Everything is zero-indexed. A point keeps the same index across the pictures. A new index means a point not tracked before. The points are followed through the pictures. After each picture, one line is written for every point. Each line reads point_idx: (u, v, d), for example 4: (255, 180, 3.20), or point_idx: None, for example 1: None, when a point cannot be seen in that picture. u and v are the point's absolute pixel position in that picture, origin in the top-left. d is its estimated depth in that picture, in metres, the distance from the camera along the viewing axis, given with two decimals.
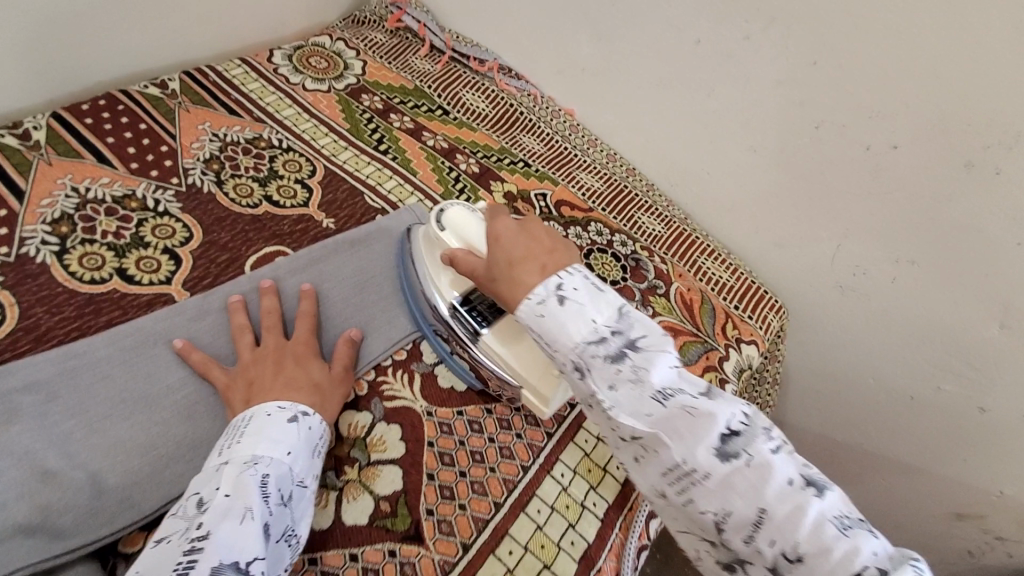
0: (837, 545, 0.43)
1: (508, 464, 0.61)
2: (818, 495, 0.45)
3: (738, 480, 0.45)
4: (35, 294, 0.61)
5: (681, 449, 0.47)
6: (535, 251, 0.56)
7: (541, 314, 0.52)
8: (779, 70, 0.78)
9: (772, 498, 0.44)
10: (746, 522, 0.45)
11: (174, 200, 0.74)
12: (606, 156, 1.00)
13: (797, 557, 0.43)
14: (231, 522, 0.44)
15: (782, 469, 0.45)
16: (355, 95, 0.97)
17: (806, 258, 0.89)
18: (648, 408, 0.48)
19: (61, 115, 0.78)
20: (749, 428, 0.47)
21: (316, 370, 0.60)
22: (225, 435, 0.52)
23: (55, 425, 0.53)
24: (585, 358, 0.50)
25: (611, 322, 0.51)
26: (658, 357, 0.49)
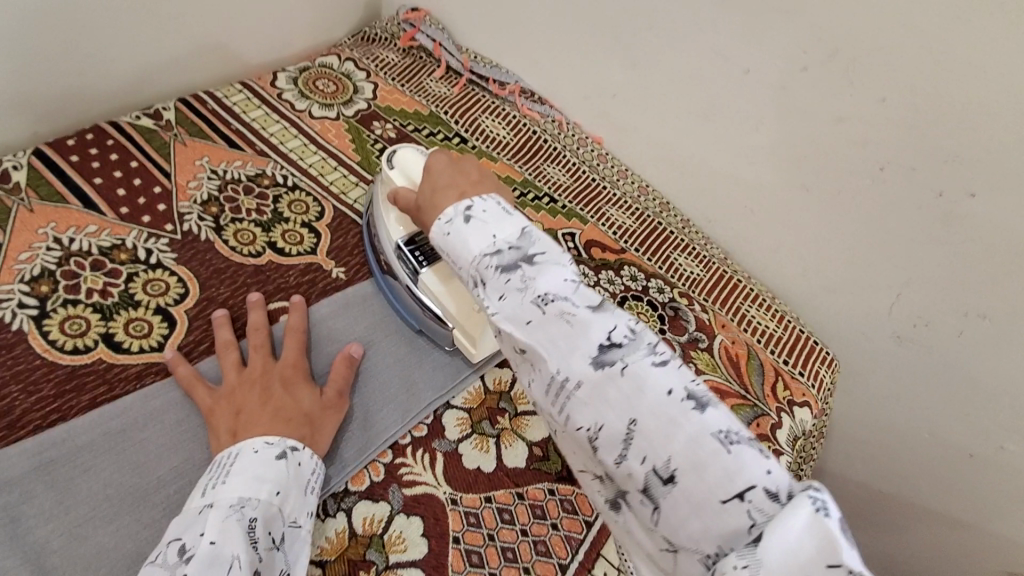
0: (712, 462, 0.37)
1: (544, 563, 0.54)
2: (700, 412, 0.39)
3: (609, 390, 0.41)
4: (9, 369, 0.54)
5: (558, 360, 0.43)
6: (458, 179, 0.56)
7: (446, 230, 0.51)
8: (837, 105, 0.70)
9: (643, 409, 0.39)
10: (617, 437, 0.40)
11: (168, 248, 0.67)
12: (637, 189, 0.92)
13: (670, 477, 0.38)
14: (217, 572, 0.42)
15: (662, 382, 0.40)
16: (366, 122, 0.90)
17: (862, 307, 0.81)
18: (528, 314, 0.44)
19: (43, 153, 0.71)
20: (634, 340, 0.42)
21: (306, 398, 0.56)
22: (208, 474, 0.49)
23: (30, 532, 0.47)
24: (481, 271, 0.48)
25: (509, 237, 0.49)
26: (551, 271, 0.46)
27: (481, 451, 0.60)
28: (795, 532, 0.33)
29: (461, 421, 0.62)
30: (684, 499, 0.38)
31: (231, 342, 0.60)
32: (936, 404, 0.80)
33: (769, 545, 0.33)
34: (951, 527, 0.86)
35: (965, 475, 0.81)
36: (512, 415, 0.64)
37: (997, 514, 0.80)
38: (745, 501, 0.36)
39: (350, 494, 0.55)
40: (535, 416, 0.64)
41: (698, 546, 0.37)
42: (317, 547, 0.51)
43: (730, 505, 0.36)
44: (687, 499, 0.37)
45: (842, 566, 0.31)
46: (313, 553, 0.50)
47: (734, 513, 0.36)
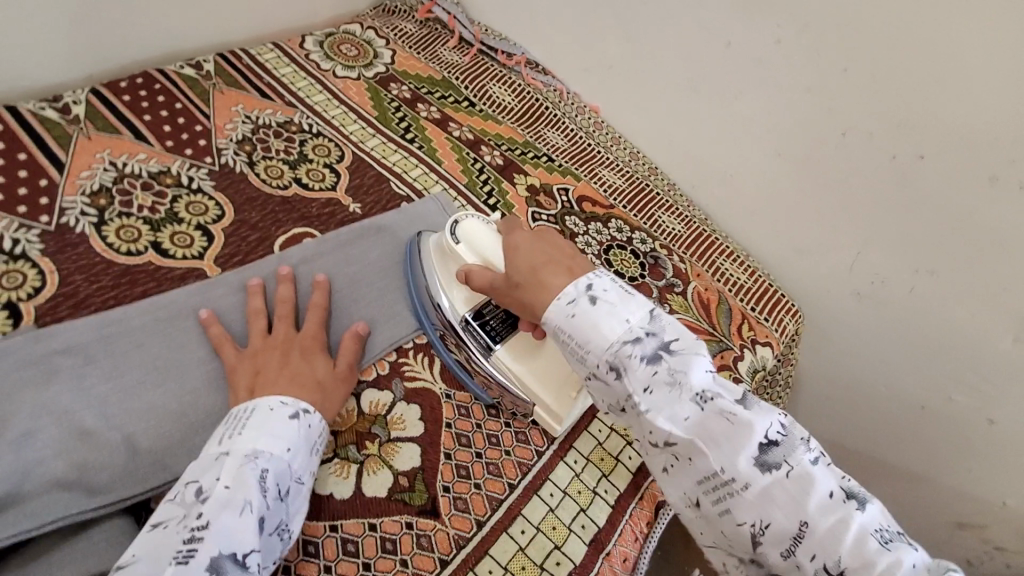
0: (882, 562, 0.41)
1: (523, 448, 0.63)
2: (859, 508, 0.43)
3: (775, 490, 0.44)
4: (74, 263, 0.63)
5: (719, 458, 0.45)
6: (557, 255, 0.57)
7: (572, 314, 0.51)
8: (808, 75, 0.78)
9: (812, 510, 0.43)
10: (785, 534, 0.43)
11: (207, 177, 0.76)
12: (629, 154, 1.00)
13: (841, 574, 0.42)
14: (230, 515, 0.44)
15: (824, 482, 0.44)
16: (384, 84, 0.99)
17: (826, 265, 0.88)
18: (686, 411, 0.47)
19: (100, 92, 0.80)
20: (788, 438, 0.46)
21: (320, 367, 0.59)
22: (225, 424, 0.51)
23: (92, 388, 0.55)
24: (622, 359, 0.49)
25: (645, 326, 0.50)
26: (695, 361, 0.48)
27: None
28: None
29: None
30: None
31: (260, 311, 0.63)
32: (889, 355, 0.88)
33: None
34: (903, 476, 0.93)
35: (915, 425, 0.89)
36: None
37: (942, 460, 0.87)
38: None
39: (360, 382, 0.63)
40: None
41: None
42: None
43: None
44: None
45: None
46: None
47: None
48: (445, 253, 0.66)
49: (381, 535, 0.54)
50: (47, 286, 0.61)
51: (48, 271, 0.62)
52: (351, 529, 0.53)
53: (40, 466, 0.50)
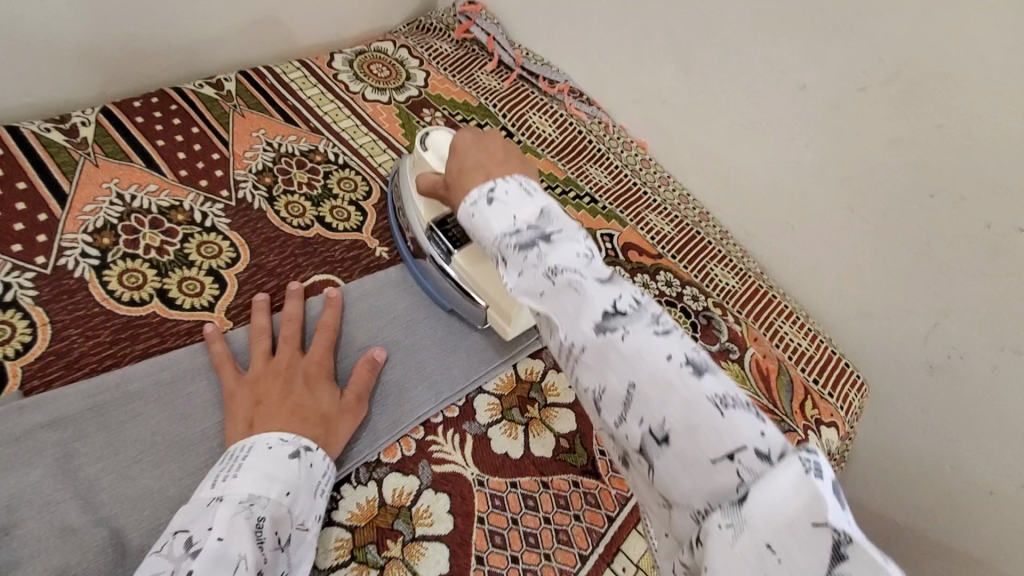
0: (709, 428, 0.33)
1: (565, 552, 0.55)
2: (699, 377, 0.35)
3: (610, 356, 0.37)
4: (70, 313, 0.56)
5: (564, 326, 0.39)
6: (485, 159, 0.52)
7: (469, 211, 0.48)
8: (895, 128, 0.70)
9: (644, 374, 0.35)
10: (614, 399, 0.36)
11: (222, 214, 0.69)
12: (678, 197, 0.93)
13: (665, 440, 0.34)
14: (223, 572, 0.40)
15: (663, 347, 0.36)
16: (416, 109, 0.92)
17: (896, 334, 0.80)
18: (540, 285, 0.41)
19: (111, 113, 0.74)
20: (638, 310, 0.38)
21: (326, 397, 0.55)
22: (220, 465, 0.47)
23: (80, 470, 0.48)
24: (502, 250, 0.45)
25: (530, 216, 0.45)
26: (566, 244, 0.42)
27: (509, 438, 0.61)
28: (782, 492, 0.29)
29: (490, 406, 0.63)
30: (678, 461, 0.33)
31: (264, 329, 0.59)
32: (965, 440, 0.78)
33: (755, 504, 0.30)
34: None
35: None
36: (541, 405, 0.64)
37: None
38: (735, 461, 0.32)
39: (381, 464, 0.56)
40: (563, 408, 0.65)
41: (690, 503, 0.33)
42: (347, 512, 0.52)
43: (720, 465, 0.32)
44: (682, 462, 0.33)
45: (828, 525, 0.27)
46: (343, 518, 0.52)
47: (723, 471, 0.32)
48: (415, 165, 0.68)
49: None
50: (37, 342, 0.54)
51: (40, 324, 0.55)
52: None
53: (15, 570, 0.43)
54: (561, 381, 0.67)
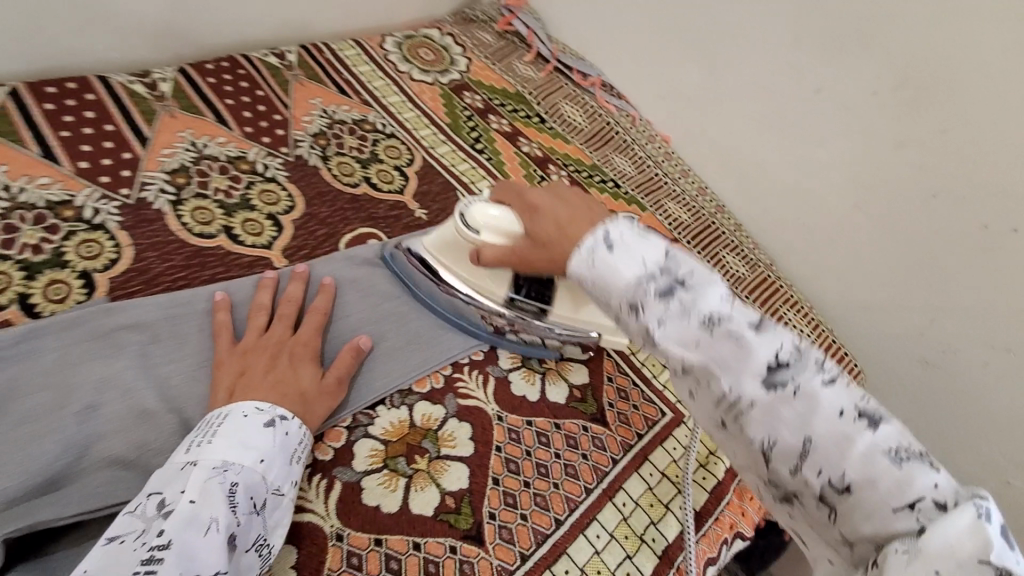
0: (888, 480, 0.37)
1: (572, 483, 0.61)
2: (873, 431, 0.39)
3: (783, 411, 0.40)
4: (150, 239, 0.64)
5: (727, 378, 0.42)
6: (577, 207, 0.53)
7: (588, 258, 0.47)
8: (902, 131, 0.75)
9: (820, 430, 0.39)
10: (789, 450, 0.40)
11: (281, 167, 0.77)
12: (697, 189, 0.98)
13: (847, 490, 0.38)
14: (192, 534, 0.41)
15: (834, 401, 0.40)
16: (458, 91, 0.99)
17: (892, 327, 0.84)
18: (696, 337, 0.43)
19: (187, 72, 0.81)
20: (802, 361, 0.42)
21: (307, 376, 0.56)
22: (196, 431, 0.48)
23: (155, 367, 0.55)
24: (637, 297, 0.45)
25: (657, 260, 0.46)
26: (708, 290, 0.44)
27: (527, 383, 0.67)
28: (952, 529, 0.34)
29: (512, 356, 0.69)
30: (862, 509, 0.37)
31: (263, 305, 0.60)
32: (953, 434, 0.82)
33: (932, 539, 0.34)
34: None
35: None
36: (558, 358, 0.70)
37: None
38: (914, 509, 0.36)
39: (412, 393, 0.62)
40: (578, 363, 0.71)
41: (871, 543, 0.37)
42: (380, 428, 0.59)
43: (899, 512, 0.36)
44: (862, 509, 0.37)
45: (993, 564, 0.32)
46: (377, 433, 0.58)
47: (904, 519, 0.36)
48: (456, 241, 0.65)
49: (425, 556, 0.52)
50: (122, 259, 0.62)
51: (124, 245, 0.62)
52: (395, 546, 0.52)
53: (101, 440, 0.50)
54: None
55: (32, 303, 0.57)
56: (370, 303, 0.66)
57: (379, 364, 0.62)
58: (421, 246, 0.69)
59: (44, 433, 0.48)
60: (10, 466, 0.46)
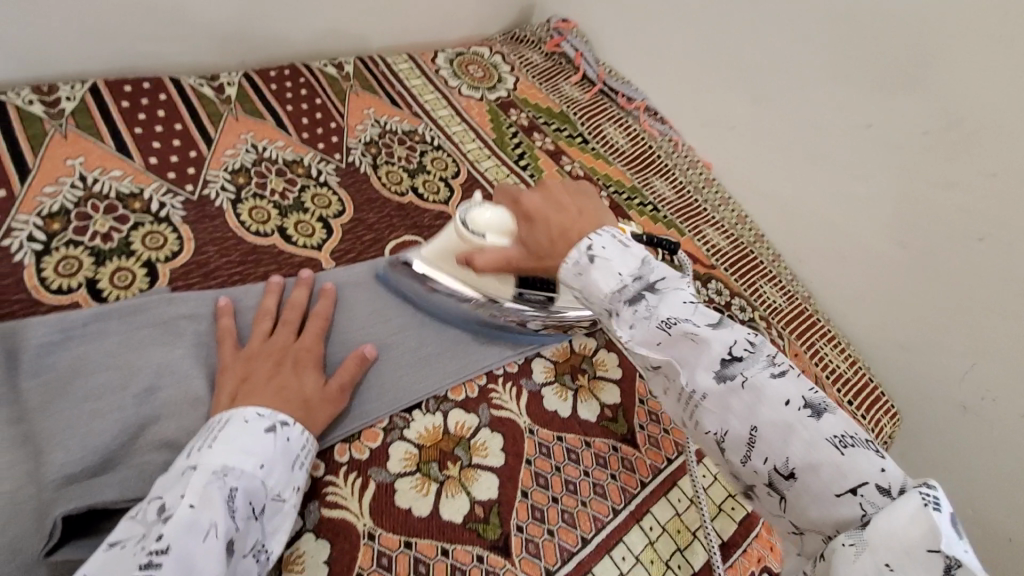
0: (831, 467, 0.38)
1: (600, 502, 0.61)
2: (819, 419, 0.39)
3: (732, 402, 0.41)
4: (210, 234, 0.67)
5: (683, 372, 0.43)
6: (571, 217, 0.54)
7: (572, 270, 0.50)
8: (952, 172, 0.74)
9: (766, 419, 0.40)
10: (740, 442, 0.41)
11: (334, 173, 0.79)
12: (736, 217, 0.98)
13: (791, 475, 0.39)
14: (191, 539, 0.40)
15: (782, 391, 0.40)
16: (504, 108, 1.01)
17: (931, 370, 0.82)
18: (657, 338, 0.44)
19: (251, 77, 0.85)
20: (753, 353, 0.42)
21: (310, 382, 0.55)
22: (198, 436, 0.47)
23: (209, 357, 0.57)
24: (613, 306, 0.47)
25: (632, 268, 0.48)
26: (674, 294, 0.46)
27: (560, 399, 0.67)
28: (899, 520, 0.34)
29: (547, 369, 0.70)
30: (808, 496, 0.38)
31: (269, 311, 0.60)
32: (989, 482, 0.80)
33: (878, 530, 0.34)
34: None
35: None
36: (590, 376, 0.71)
37: None
38: (858, 494, 0.37)
39: (448, 400, 0.63)
40: (610, 382, 0.71)
41: (820, 530, 0.39)
42: (415, 432, 0.60)
43: (844, 497, 0.37)
44: (809, 494, 0.38)
45: (942, 552, 0.32)
46: (412, 437, 0.60)
47: (847, 505, 0.37)
48: (453, 245, 0.66)
49: (452, 562, 0.53)
50: (184, 252, 0.65)
51: (186, 239, 0.66)
52: (424, 550, 0.53)
53: (157, 423, 0.52)
54: (610, 359, 0.74)
55: (100, 288, 0.60)
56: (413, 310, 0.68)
57: (416, 369, 0.64)
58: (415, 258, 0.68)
59: (105, 413, 0.51)
60: (72, 442, 0.49)
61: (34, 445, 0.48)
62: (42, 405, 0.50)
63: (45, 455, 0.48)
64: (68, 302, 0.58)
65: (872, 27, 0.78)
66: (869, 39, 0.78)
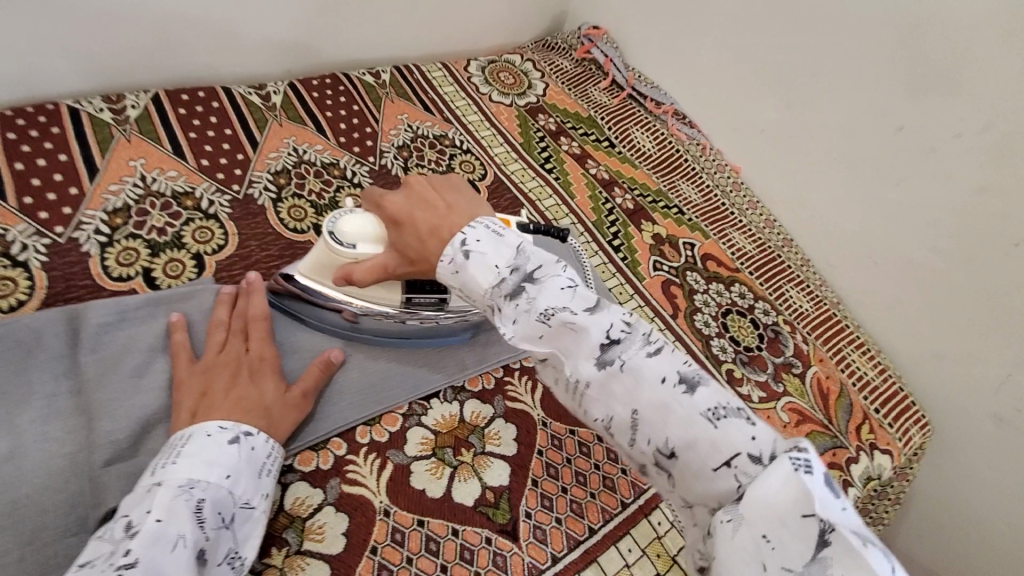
0: (705, 439, 0.37)
1: (608, 495, 0.62)
2: (692, 394, 0.38)
3: (614, 387, 0.40)
4: (252, 230, 0.73)
5: (567, 363, 0.42)
6: (437, 216, 0.51)
7: (450, 267, 0.48)
8: (987, 176, 0.72)
9: (645, 400, 0.39)
10: (625, 426, 0.40)
11: (367, 175, 0.84)
12: (764, 221, 0.98)
13: (673, 454, 0.38)
14: (161, 551, 0.40)
15: (657, 370, 0.40)
16: (533, 113, 1.04)
17: (967, 381, 0.79)
18: (537, 331, 0.42)
19: (295, 86, 0.91)
20: (627, 334, 0.41)
21: (269, 391, 0.56)
22: (160, 454, 0.48)
23: None
24: (493, 301, 0.45)
25: (507, 260, 0.45)
26: (551, 284, 0.44)
27: None
28: (777, 492, 0.32)
29: None
30: (691, 473, 0.37)
31: (212, 324, 0.59)
32: None
33: (751, 505, 0.33)
34: None
35: None
36: None
37: None
38: (732, 467, 0.35)
39: (465, 390, 0.66)
40: None
41: (706, 506, 0.37)
42: (433, 419, 0.63)
43: (721, 471, 0.36)
44: (691, 471, 0.37)
45: (816, 517, 0.31)
46: (429, 423, 0.63)
47: (723, 479, 0.36)
48: (324, 260, 0.60)
49: (462, 543, 0.55)
50: (228, 245, 0.71)
51: (231, 233, 0.72)
52: (436, 529, 0.56)
53: None
54: None
55: (154, 277, 0.67)
56: None
57: (435, 360, 0.67)
58: (296, 272, 0.63)
59: (150, 387, 0.56)
60: (119, 412, 0.54)
61: (87, 414, 0.53)
62: (95, 379, 0.55)
63: (95, 424, 0.53)
64: (126, 287, 0.65)
65: (904, 27, 0.76)
66: (901, 40, 0.77)
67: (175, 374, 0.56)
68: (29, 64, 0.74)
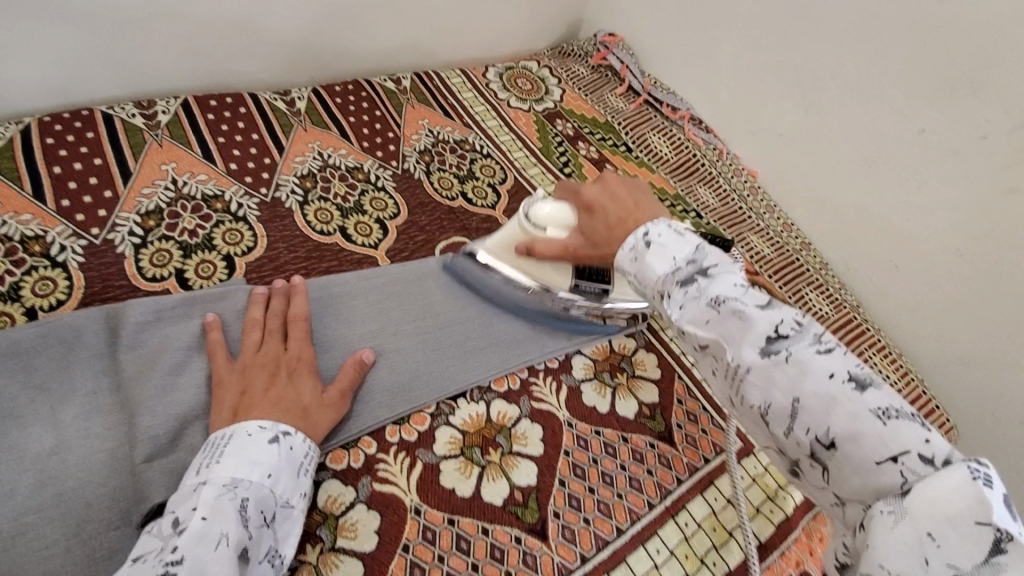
0: (871, 436, 0.38)
1: (635, 496, 0.63)
2: (863, 391, 0.39)
3: (776, 376, 0.42)
4: (280, 233, 0.74)
5: (730, 350, 0.44)
6: (628, 208, 0.58)
7: (629, 255, 0.53)
8: (1012, 177, 0.73)
9: (809, 389, 0.40)
10: (783, 414, 0.41)
11: (391, 179, 0.86)
12: (782, 226, 0.98)
13: (833, 445, 0.39)
14: (205, 548, 0.41)
15: (828, 365, 0.41)
16: (551, 119, 1.05)
17: (989, 384, 0.80)
18: (706, 316, 0.45)
19: (318, 92, 0.92)
20: (800, 331, 0.43)
21: (307, 391, 0.56)
22: (203, 452, 0.49)
23: None
24: (665, 287, 0.49)
25: (686, 254, 0.50)
26: (726, 278, 0.47)
27: (598, 394, 0.70)
28: (948, 490, 0.34)
29: (586, 366, 0.72)
30: (848, 467, 0.38)
31: (253, 323, 0.60)
32: None
33: (920, 498, 0.35)
34: None
35: None
36: (629, 375, 0.73)
37: None
38: (899, 463, 0.37)
39: (491, 390, 0.67)
40: (648, 382, 0.73)
41: (861, 504, 0.39)
42: (460, 419, 0.64)
43: (885, 466, 0.37)
44: (849, 464, 0.38)
45: (993, 525, 0.32)
46: (457, 422, 0.63)
47: (888, 473, 0.37)
48: (517, 235, 0.72)
49: (492, 541, 0.56)
50: (258, 246, 0.72)
51: (260, 236, 0.73)
52: (466, 527, 0.56)
53: None
54: (649, 359, 0.75)
55: (186, 277, 0.68)
56: (457, 305, 0.73)
57: (462, 361, 0.68)
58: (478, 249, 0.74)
59: (189, 384, 0.57)
60: (157, 408, 0.54)
61: (127, 410, 0.54)
62: (134, 376, 0.56)
63: (135, 420, 0.54)
64: (160, 288, 0.66)
65: (928, 33, 0.76)
66: (922, 41, 0.77)
67: (213, 371, 0.57)
68: (66, 71, 0.76)
